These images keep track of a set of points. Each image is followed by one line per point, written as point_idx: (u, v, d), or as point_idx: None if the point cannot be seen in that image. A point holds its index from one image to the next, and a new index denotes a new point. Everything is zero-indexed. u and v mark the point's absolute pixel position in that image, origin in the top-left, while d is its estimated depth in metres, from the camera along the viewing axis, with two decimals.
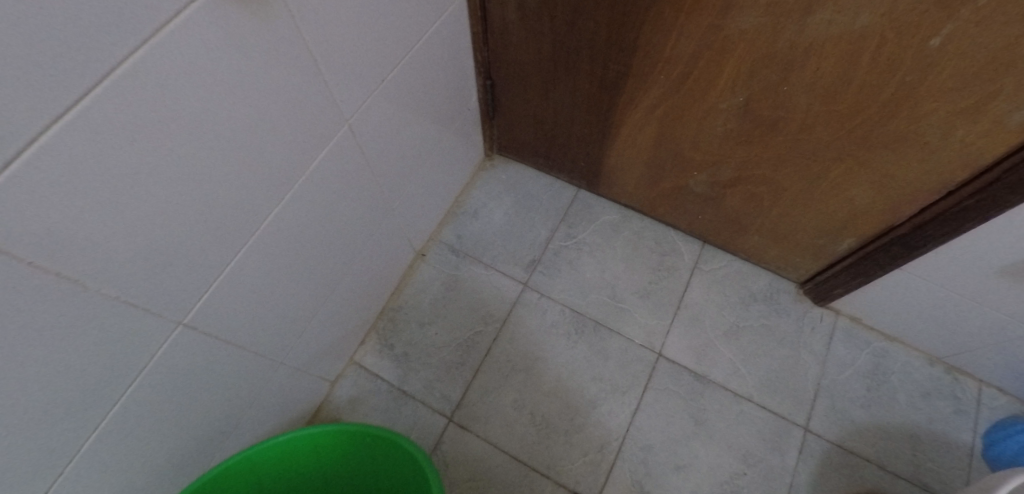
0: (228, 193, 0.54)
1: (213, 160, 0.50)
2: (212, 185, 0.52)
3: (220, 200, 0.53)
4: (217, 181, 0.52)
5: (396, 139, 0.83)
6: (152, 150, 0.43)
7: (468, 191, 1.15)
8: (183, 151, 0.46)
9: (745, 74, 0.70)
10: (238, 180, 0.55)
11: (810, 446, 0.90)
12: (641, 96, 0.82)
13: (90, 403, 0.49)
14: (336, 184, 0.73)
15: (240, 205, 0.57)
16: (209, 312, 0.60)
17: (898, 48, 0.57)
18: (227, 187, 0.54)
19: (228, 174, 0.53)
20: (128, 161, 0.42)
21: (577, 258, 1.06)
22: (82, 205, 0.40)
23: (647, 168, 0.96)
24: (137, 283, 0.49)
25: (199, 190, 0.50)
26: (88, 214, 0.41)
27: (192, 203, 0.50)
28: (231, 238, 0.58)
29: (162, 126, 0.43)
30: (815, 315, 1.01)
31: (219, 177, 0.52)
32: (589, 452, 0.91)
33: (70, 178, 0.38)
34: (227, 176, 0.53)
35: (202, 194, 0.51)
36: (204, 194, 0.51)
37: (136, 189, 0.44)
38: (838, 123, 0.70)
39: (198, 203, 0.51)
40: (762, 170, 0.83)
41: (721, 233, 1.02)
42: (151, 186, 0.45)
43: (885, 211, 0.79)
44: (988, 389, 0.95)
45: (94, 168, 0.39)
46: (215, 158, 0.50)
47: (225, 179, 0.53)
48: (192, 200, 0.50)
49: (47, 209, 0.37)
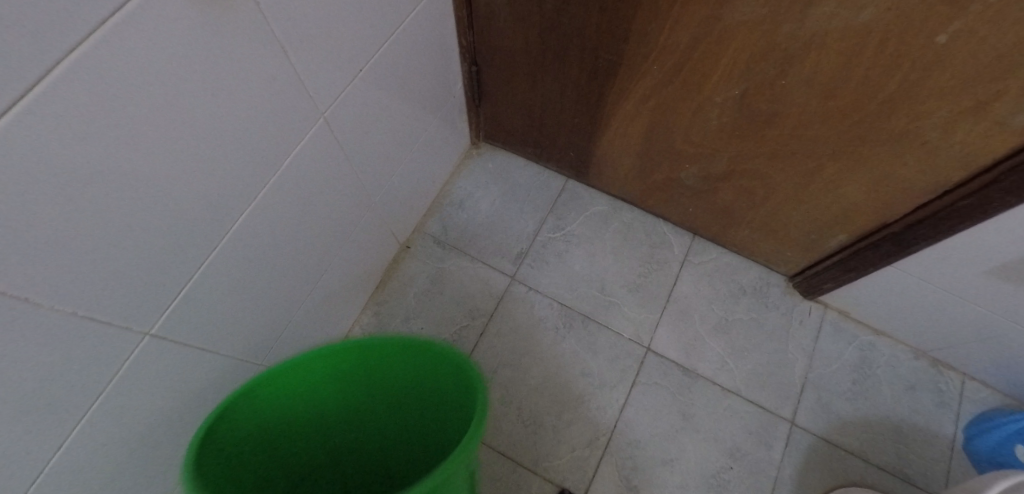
0: (191, 195, 0.50)
1: (171, 161, 0.46)
2: (171, 188, 0.48)
3: (182, 203, 0.50)
4: (177, 183, 0.48)
5: (375, 130, 0.78)
6: (102, 156, 0.40)
7: (454, 180, 1.11)
8: (138, 154, 0.43)
9: (741, 67, 0.67)
10: (202, 181, 0.51)
11: (796, 440, 0.91)
12: (632, 87, 0.79)
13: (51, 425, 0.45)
14: (312, 180, 0.69)
15: (206, 207, 0.53)
16: (179, 321, 0.57)
17: (903, 43, 0.55)
18: (189, 189, 0.50)
19: (190, 175, 0.49)
20: (74, 170, 0.38)
21: (565, 250, 1.04)
22: (26, 220, 0.36)
23: (638, 159, 0.93)
24: (96, 297, 0.45)
25: (156, 194, 0.46)
26: (34, 228, 0.37)
27: (150, 208, 0.46)
28: (196, 242, 0.54)
29: (109, 130, 0.39)
30: (804, 309, 1.01)
31: (179, 179, 0.48)
32: (577, 448, 0.90)
33: (4, 195, 0.34)
34: (189, 177, 0.49)
35: (161, 198, 0.47)
36: (162, 197, 0.47)
37: (86, 197, 0.40)
38: (835, 119, 0.67)
39: (157, 208, 0.47)
40: (755, 165, 0.81)
41: (712, 226, 1.00)
42: (105, 193, 0.41)
43: (879, 209, 0.77)
44: (971, 381, 0.96)
45: (33, 181, 0.35)
46: (174, 159, 0.46)
47: (188, 180, 0.49)
48: (149, 205, 0.46)
49: None
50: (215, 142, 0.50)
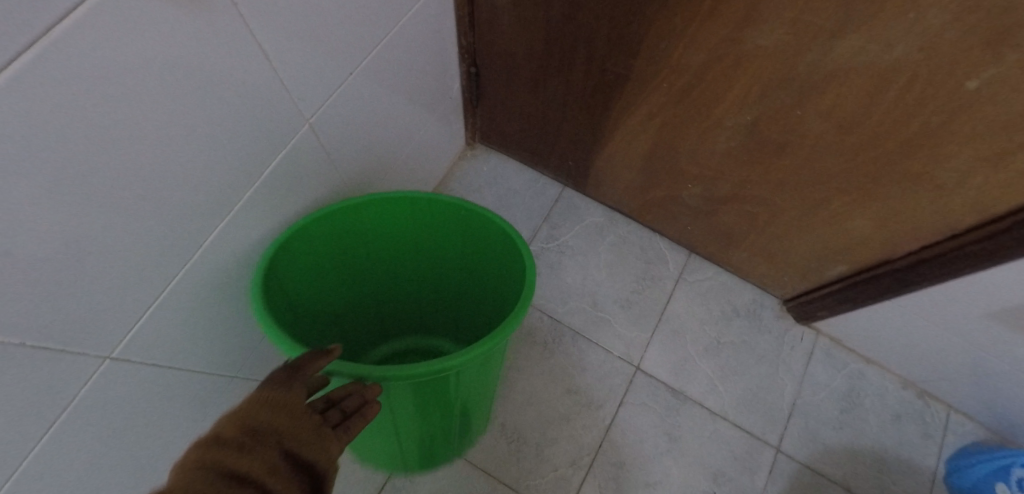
0: (147, 213, 0.45)
1: (121, 179, 0.41)
2: (121, 207, 0.43)
3: (136, 222, 0.45)
4: (129, 201, 0.43)
5: (363, 133, 0.74)
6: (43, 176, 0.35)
7: (447, 182, 1.06)
8: (87, 170, 0.38)
9: (756, 93, 0.63)
10: (160, 199, 0.46)
11: (781, 467, 0.90)
12: (639, 103, 0.75)
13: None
14: (292, 189, 0.64)
15: (165, 224, 0.48)
16: (142, 342, 0.53)
17: (931, 87, 0.52)
18: (143, 209, 0.45)
19: (144, 193, 0.44)
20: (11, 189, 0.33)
21: (558, 261, 1.00)
22: None
23: (638, 175, 0.90)
24: (44, 326, 0.41)
25: (102, 215, 0.41)
26: None
27: (95, 230, 0.41)
28: (155, 263, 0.49)
29: (53, 146, 0.34)
30: (796, 334, 0.99)
31: (130, 197, 0.43)
32: (560, 466, 0.87)
33: None
34: (143, 194, 0.44)
35: (109, 220, 0.42)
36: (111, 218, 0.42)
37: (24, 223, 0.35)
38: (849, 154, 0.64)
39: (105, 229, 0.42)
40: (760, 192, 0.78)
41: (710, 245, 0.97)
42: (45, 215, 0.36)
43: (883, 245, 0.75)
44: (956, 414, 0.96)
45: None
46: (126, 176, 0.42)
47: (141, 199, 0.44)
48: (95, 226, 0.41)
49: None
50: (176, 155, 0.45)
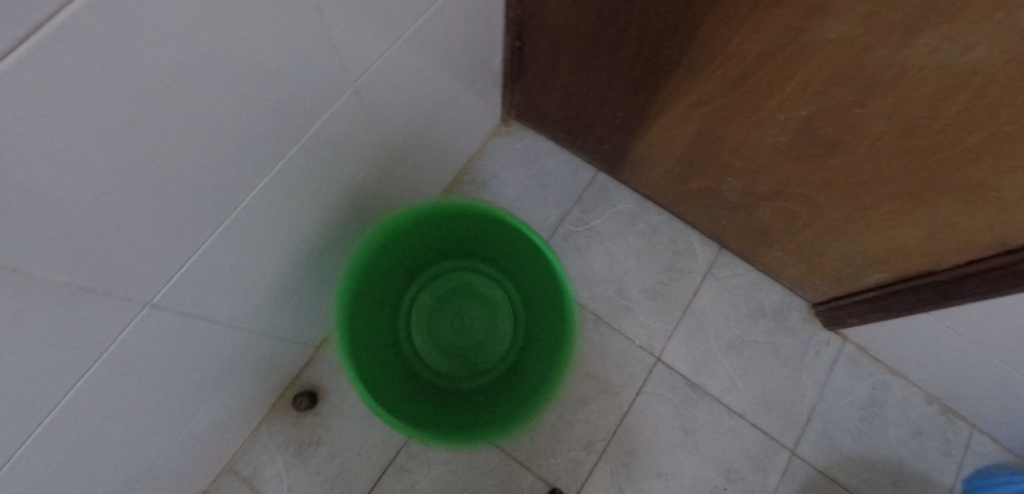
0: (189, 176, 0.45)
1: (166, 143, 0.41)
2: (165, 170, 0.42)
3: (178, 184, 0.45)
4: (173, 164, 0.43)
5: (403, 99, 0.72)
6: (105, 121, 0.34)
7: (479, 157, 1.05)
8: (145, 118, 0.37)
9: (815, 87, 0.60)
10: (202, 162, 0.46)
11: (794, 470, 0.90)
12: (689, 89, 0.72)
13: (45, 396, 0.44)
14: (330, 150, 0.64)
15: (204, 186, 0.48)
16: (180, 292, 0.53)
17: (1009, 94, 0.48)
18: (185, 172, 0.44)
19: (187, 156, 0.44)
20: (73, 135, 0.32)
21: (586, 246, 0.99)
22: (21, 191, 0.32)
23: (678, 163, 0.87)
24: (99, 267, 0.42)
25: (147, 178, 0.41)
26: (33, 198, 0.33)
27: (139, 192, 0.41)
28: (195, 220, 0.49)
29: (113, 93, 0.33)
30: (823, 338, 0.97)
31: (174, 160, 0.42)
32: (573, 449, 0.89)
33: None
34: (186, 157, 0.43)
35: (153, 182, 0.42)
36: (154, 180, 0.42)
37: (87, 167, 0.35)
38: (906, 158, 0.61)
39: (148, 191, 0.42)
40: (806, 190, 0.75)
41: (743, 242, 0.95)
42: (106, 161, 0.36)
43: (928, 255, 0.72)
44: (980, 434, 0.94)
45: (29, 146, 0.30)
46: (171, 141, 0.41)
47: (183, 162, 0.44)
48: (138, 188, 0.41)
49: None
50: (221, 118, 0.44)
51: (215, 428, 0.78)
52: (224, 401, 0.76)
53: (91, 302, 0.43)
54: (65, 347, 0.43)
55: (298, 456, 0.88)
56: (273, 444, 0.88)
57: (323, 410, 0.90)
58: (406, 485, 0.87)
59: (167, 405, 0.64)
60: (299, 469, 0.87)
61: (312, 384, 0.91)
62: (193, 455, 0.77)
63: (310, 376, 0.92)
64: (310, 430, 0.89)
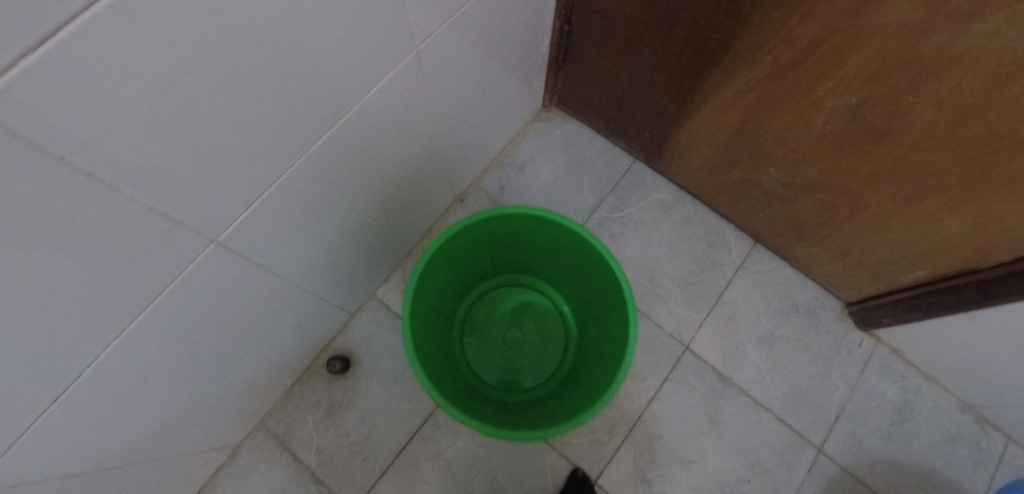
0: (257, 118, 0.47)
1: (241, 81, 0.42)
2: (236, 109, 0.44)
3: (246, 126, 0.46)
4: (244, 105, 0.44)
5: (457, 71, 0.75)
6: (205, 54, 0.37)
7: (518, 140, 1.07)
8: (236, 56, 0.40)
9: (867, 75, 0.60)
10: (270, 106, 0.47)
11: (820, 468, 0.89)
12: (736, 75, 0.73)
13: (120, 310, 0.49)
14: (388, 113, 0.66)
15: (269, 130, 0.49)
16: (242, 231, 0.57)
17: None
18: (254, 114, 0.46)
19: (256, 98, 0.45)
20: (180, 64, 0.36)
21: (619, 233, 1.00)
22: (134, 113, 0.35)
23: (718, 152, 0.88)
24: (183, 196, 0.46)
25: (221, 115, 0.43)
26: (144, 121, 0.36)
27: (213, 129, 0.43)
28: (260, 164, 0.52)
29: (213, 26, 0.36)
30: (855, 339, 0.96)
31: (246, 100, 0.44)
32: (598, 430, 0.90)
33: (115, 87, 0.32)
34: (255, 99, 0.45)
35: (226, 120, 0.44)
36: (227, 119, 0.44)
37: (190, 98, 0.39)
38: (955, 150, 0.60)
39: (221, 128, 0.44)
40: (850, 182, 0.75)
41: (779, 236, 0.95)
42: (204, 95, 0.40)
43: (974, 252, 0.71)
44: (1014, 446, 0.92)
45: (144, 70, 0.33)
46: (252, 82, 0.43)
47: (253, 103, 0.45)
48: (213, 125, 0.43)
49: (96, 113, 0.33)
50: (292, 63, 0.46)
51: (253, 380, 0.82)
52: (265, 353, 0.79)
53: (165, 229, 0.47)
54: (141, 269, 0.47)
55: (329, 417, 0.91)
56: (305, 404, 0.91)
57: (355, 374, 0.93)
58: (430, 453, 0.89)
59: (214, 347, 0.67)
60: (329, 429, 0.90)
61: (345, 349, 0.95)
62: (233, 404, 0.81)
63: (344, 341, 0.95)
64: (341, 393, 0.92)
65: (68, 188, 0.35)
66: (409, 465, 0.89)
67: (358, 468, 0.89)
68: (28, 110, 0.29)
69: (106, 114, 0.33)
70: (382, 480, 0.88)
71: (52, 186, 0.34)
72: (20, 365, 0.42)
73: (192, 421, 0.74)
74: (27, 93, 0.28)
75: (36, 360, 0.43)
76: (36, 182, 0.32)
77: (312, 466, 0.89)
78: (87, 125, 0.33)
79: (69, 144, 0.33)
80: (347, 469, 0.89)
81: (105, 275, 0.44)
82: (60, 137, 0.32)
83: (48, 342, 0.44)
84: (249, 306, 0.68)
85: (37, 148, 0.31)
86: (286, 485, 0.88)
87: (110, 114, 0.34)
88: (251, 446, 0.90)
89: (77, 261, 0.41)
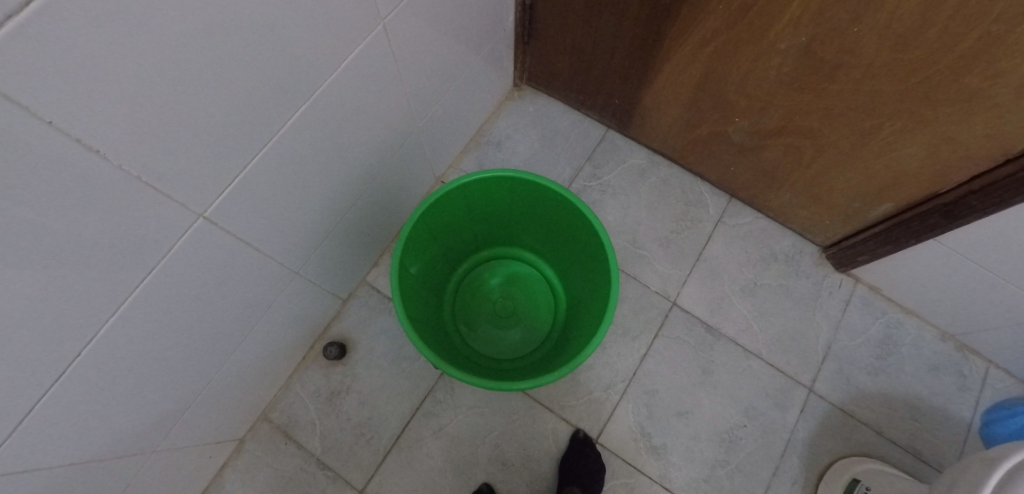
0: (235, 89, 0.49)
1: (215, 49, 0.44)
2: (213, 80, 0.46)
3: (225, 97, 0.48)
4: (220, 74, 0.46)
5: (428, 48, 0.77)
6: (177, 21, 0.39)
7: (494, 120, 1.11)
8: (208, 24, 0.41)
9: (812, 12, 0.63)
10: (246, 77, 0.49)
11: (812, 406, 0.93)
12: (692, 29, 0.76)
13: (113, 287, 0.50)
14: (365, 86, 0.68)
15: (246, 102, 0.51)
16: (229, 208, 0.58)
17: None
18: (231, 85, 0.48)
19: (231, 68, 0.47)
20: (155, 32, 0.38)
21: (599, 200, 1.05)
22: (117, 81, 0.37)
23: (686, 109, 0.92)
24: (167, 168, 0.47)
25: (199, 85, 0.45)
26: (125, 89, 0.38)
27: (192, 98, 0.45)
28: (242, 136, 0.53)
29: None
30: (835, 281, 1.00)
31: (221, 71, 0.46)
32: (594, 390, 0.94)
33: (95, 52, 0.35)
34: (230, 69, 0.47)
35: (204, 90, 0.45)
36: (205, 89, 0.46)
37: (168, 66, 0.41)
38: (902, 75, 0.63)
39: (200, 99, 0.46)
40: (810, 122, 0.79)
41: (752, 187, 1.00)
42: (181, 64, 0.42)
43: (933, 176, 0.74)
44: (995, 370, 0.95)
45: (120, 36, 0.35)
46: (226, 51, 0.45)
47: (228, 73, 0.47)
48: (192, 95, 0.45)
49: (79, 80, 0.35)
50: (263, 31, 0.48)
51: (254, 368, 0.84)
52: (264, 340, 0.81)
53: (151, 204, 0.48)
54: (130, 246, 0.48)
55: (329, 403, 0.93)
56: (305, 393, 0.94)
57: (352, 358, 0.96)
58: (433, 428, 0.92)
59: (215, 332, 0.70)
60: (331, 415, 0.93)
61: (342, 336, 0.97)
62: (239, 394, 0.84)
63: (340, 327, 0.98)
64: (341, 378, 0.95)
65: (60, 155, 0.37)
66: (413, 441, 0.91)
67: (364, 450, 0.91)
68: (15, 73, 0.31)
69: (87, 77, 0.35)
70: (388, 459, 0.90)
71: (45, 151, 0.36)
72: (15, 345, 0.43)
73: (199, 410, 0.76)
74: (10, 47, 0.30)
75: (33, 337, 0.44)
76: (24, 144, 0.34)
77: (317, 452, 0.91)
78: (72, 91, 0.35)
79: (55, 106, 0.35)
80: (353, 452, 0.91)
81: (95, 251, 0.45)
82: (45, 98, 0.34)
83: (41, 321, 0.44)
84: (248, 288, 0.71)
85: (27, 113, 0.33)
86: (297, 471, 0.90)
87: (91, 77, 0.36)
88: (255, 438, 0.92)
89: (69, 234, 0.42)
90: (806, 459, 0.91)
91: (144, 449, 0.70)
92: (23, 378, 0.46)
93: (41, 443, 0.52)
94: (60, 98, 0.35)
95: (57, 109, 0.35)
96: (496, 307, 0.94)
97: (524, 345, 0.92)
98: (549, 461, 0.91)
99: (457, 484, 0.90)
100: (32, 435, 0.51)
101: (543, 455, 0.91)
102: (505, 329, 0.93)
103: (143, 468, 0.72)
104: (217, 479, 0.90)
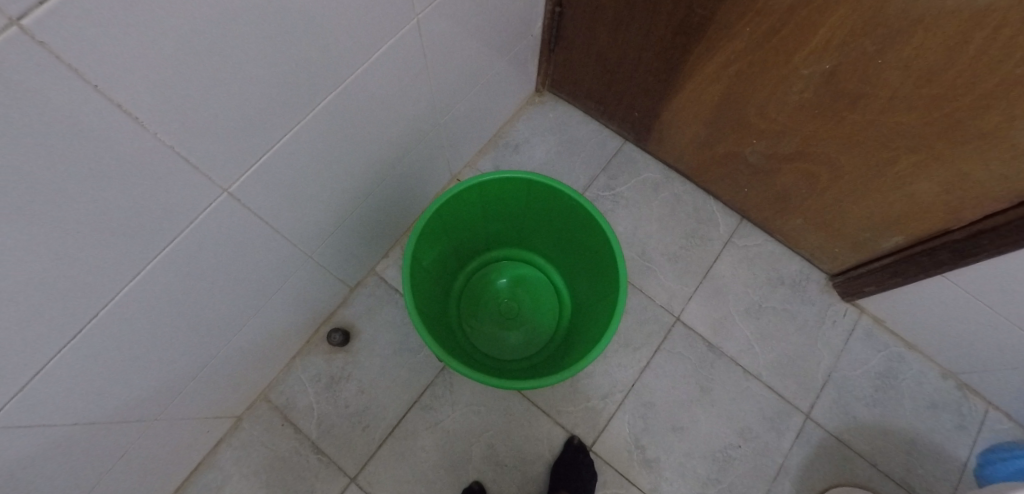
0: (265, 70, 0.50)
1: (251, 31, 0.45)
2: (248, 61, 0.47)
3: (257, 78, 0.50)
4: (253, 54, 0.47)
5: (456, 45, 0.79)
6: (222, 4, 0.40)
7: (513, 123, 1.13)
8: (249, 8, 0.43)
9: (836, 42, 0.64)
10: (279, 58, 0.50)
11: (808, 432, 0.93)
12: (718, 49, 0.77)
13: (134, 253, 0.51)
14: (393, 79, 0.70)
15: (276, 84, 0.52)
16: (252, 186, 0.59)
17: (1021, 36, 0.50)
18: (266, 67, 0.50)
19: (265, 50, 0.48)
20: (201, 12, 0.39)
21: (611, 209, 1.06)
22: (159, 54, 0.39)
23: (704, 127, 0.93)
24: (199, 140, 0.49)
25: (236, 64, 0.46)
26: (167, 63, 0.40)
27: (225, 75, 0.46)
28: (269, 116, 0.55)
29: None
30: (839, 309, 1.01)
31: (257, 51, 0.47)
32: (591, 399, 0.95)
33: (140, 25, 0.36)
34: (267, 52, 0.49)
35: (238, 67, 0.47)
36: (241, 67, 0.47)
37: (209, 46, 0.42)
38: (922, 109, 0.64)
39: (231, 76, 0.47)
40: (826, 150, 0.79)
41: (764, 210, 1.00)
42: (222, 45, 0.43)
43: (947, 211, 0.74)
44: (994, 412, 0.95)
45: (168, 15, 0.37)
46: (264, 35, 0.47)
47: (263, 55, 0.48)
48: (228, 74, 0.46)
49: (127, 51, 0.37)
50: (298, 18, 0.49)
51: (259, 347, 0.85)
52: (269, 320, 0.82)
53: (179, 175, 0.49)
54: (149, 215, 0.50)
55: (328, 388, 0.94)
56: (306, 376, 0.95)
57: (355, 346, 0.97)
58: (429, 422, 0.93)
59: (227, 306, 0.71)
60: (329, 400, 0.94)
61: (347, 324, 0.98)
62: (241, 371, 0.85)
63: (346, 314, 0.99)
64: (343, 364, 0.96)
65: (101, 116, 0.38)
66: (407, 433, 0.92)
67: (359, 438, 0.92)
68: (69, 38, 0.32)
69: (135, 49, 0.37)
70: (381, 449, 0.91)
71: (86, 111, 0.37)
72: (34, 297, 0.44)
73: (202, 383, 0.77)
74: (66, 14, 0.31)
75: (53, 292, 0.46)
76: (59, 104, 0.35)
77: (312, 436, 0.92)
78: (118, 59, 0.36)
79: (96, 68, 0.35)
80: (347, 439, 0.91)
81: (117, 216, 0.46)
82: (90, 62, 0.35)
83: (64, 278, 0.46)
84: (261, 267, 0.72)
85: (77, 75, 0.35)
86: (291, 453, 0.91)
87: (133, 48, 0.37)
88: (252, 417, 0.93)
89: (97, 196, 0.43)
90: (797, 485, 0.91)
91: (145, 415, 0.71)
92: (38, 331, 0.47)
93: (47, 400, 0.54)
94: (106, 65, 0.36)
95: (100, 74, 0.36)
96: (502, 308, 0.95)
97: (525, 348, 0.93)
98: (541, 465, 0.91)
99: (449, 480, 0.90)
100: (38, 392, 0.52)
101: (536, 459, 0.92)
102: (507, 331, 0.93)
103: (142, 435, 0.73)
104: (212, 455, 0.91)
